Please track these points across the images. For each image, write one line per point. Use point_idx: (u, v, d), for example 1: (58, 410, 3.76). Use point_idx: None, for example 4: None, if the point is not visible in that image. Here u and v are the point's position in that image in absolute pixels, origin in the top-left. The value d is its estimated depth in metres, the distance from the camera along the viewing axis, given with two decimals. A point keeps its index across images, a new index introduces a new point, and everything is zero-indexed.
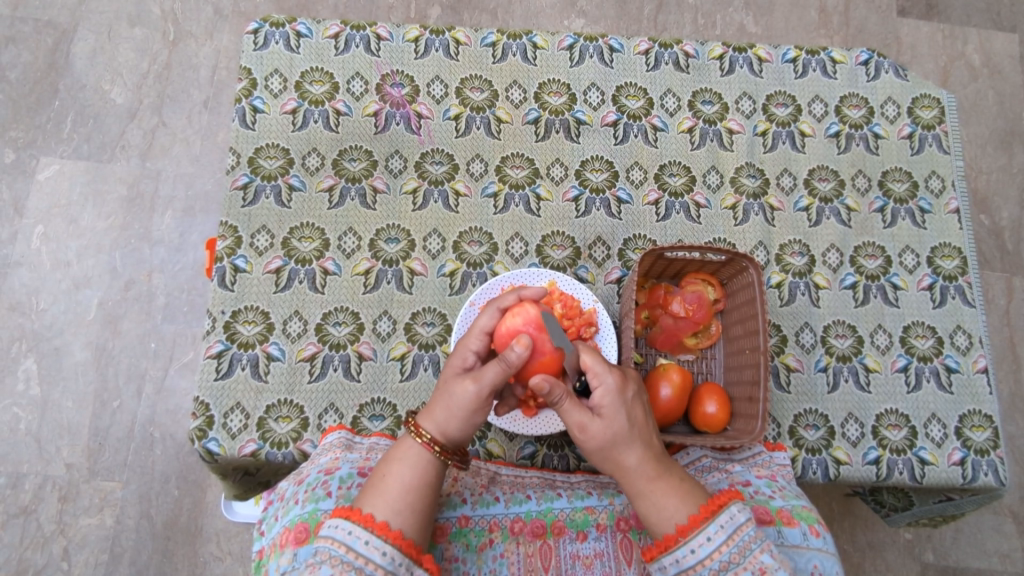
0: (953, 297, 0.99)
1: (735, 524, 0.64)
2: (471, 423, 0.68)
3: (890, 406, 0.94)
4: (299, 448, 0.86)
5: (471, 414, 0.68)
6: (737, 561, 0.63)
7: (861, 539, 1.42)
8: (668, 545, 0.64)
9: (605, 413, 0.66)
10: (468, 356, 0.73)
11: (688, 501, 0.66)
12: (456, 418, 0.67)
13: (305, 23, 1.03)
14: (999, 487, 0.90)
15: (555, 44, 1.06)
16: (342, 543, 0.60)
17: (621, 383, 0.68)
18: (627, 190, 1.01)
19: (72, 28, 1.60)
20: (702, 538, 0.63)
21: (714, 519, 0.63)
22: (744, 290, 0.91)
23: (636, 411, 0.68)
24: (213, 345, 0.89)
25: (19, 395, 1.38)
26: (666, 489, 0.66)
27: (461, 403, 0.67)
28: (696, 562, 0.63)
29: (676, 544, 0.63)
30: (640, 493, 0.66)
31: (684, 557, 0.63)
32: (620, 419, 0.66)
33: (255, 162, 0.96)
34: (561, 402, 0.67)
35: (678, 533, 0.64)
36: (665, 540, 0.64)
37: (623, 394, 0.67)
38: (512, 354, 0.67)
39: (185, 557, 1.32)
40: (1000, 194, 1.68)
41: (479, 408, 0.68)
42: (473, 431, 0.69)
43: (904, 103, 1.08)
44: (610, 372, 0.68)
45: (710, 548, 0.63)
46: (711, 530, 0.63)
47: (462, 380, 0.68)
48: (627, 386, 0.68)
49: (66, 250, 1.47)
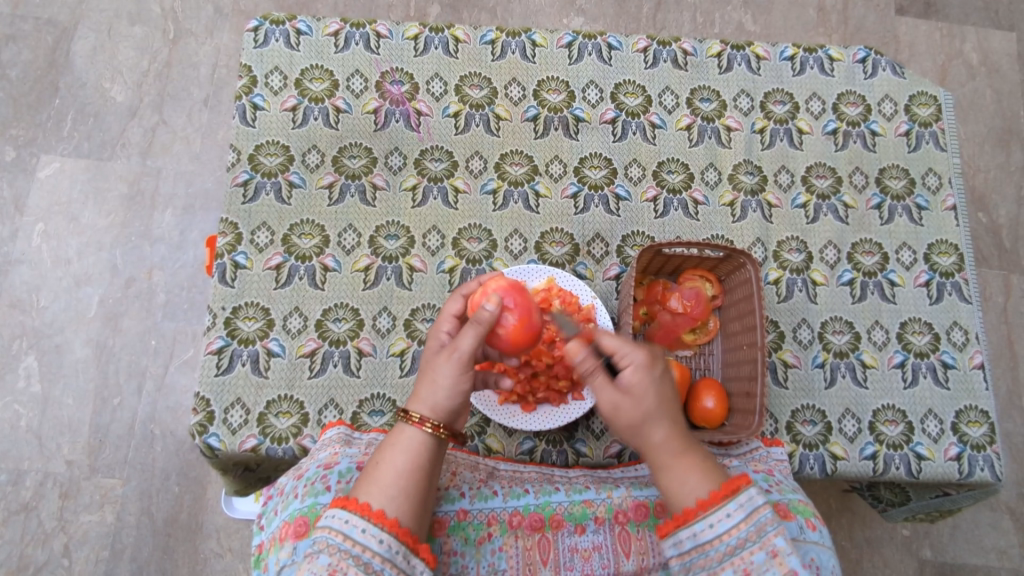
0: (950, 294, 0.99)
1: (755, 504, 0.64)
2: (459, 391, 0.69)
3: (887, 402, 0.94)
4: (298, 443, 0.87)
5: (456, 381, 0.69)
6: (755, 541, 0.63)
7: (859, 536, 1.43)
8: (684, 520, 0.65)
9: (635, 391, 0.68)
10: (443, 338, 0.74)
11: (706, 479, 0.67)
12: (442, 388, 0.69)
13: (305, 20, 1.03)
14: (995, 483, 0.91)
15: (554, 42, 1.07)
16: (340, 532, 0.61)
17: (648, 360, 0.69)
18: (626, 186, 1.02)
19: (73, 26, 1.61)
20: (721, 514, 0.64)
21: (734, 497, 0.64)
22: (743, 285, 0.91)
23: (664, 387, 0.70)
24: (214, 341, 0.89)
25: (20, 392, 1.38)
26: (690, 465, 0.67)
27: (444, 375, 0.69)
28: (713, 537, 0.64)
29: (693, 518, 0.64)
30: (662, 470, 0.68)
31: (702, 531, 0.64)
32: (649, 396, 0.68)
33: (256, 159, 0.97)
34: (592, 381, 0.70)
35: (699, 507, 0.65)
36: (682, 514, 0.65)
37: (652, 370, 0.69)
38: (483, 314, 0.69)
39: (186, 554, 1.32)
40: (998, 192, 1.69)
41: (463, 372, 0.69)
42: (466, 396, 0.71)
43: (901, 101, 1.08)
44: (637, 349, 0.70)
45: (729, 524, 0.64)
46: (730, 507, 0.64)
47: (442, 355, 0.70)
48: (656, 362, 0.70)
49: (66, 248, 1.47)
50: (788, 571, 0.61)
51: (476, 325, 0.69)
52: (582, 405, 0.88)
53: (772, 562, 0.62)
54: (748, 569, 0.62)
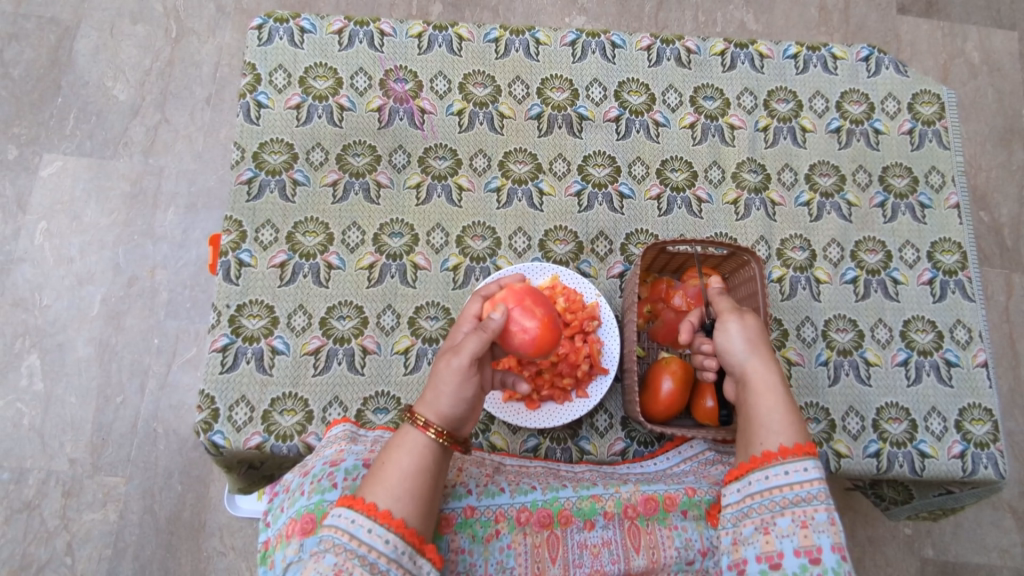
0: (953, 292, 1.00)
1: None
2: (462, 398, 0.69)
3: (890, 400, 0.94)
4: (303, 440, 0.87)
5: (458, 388, 0.69)
6: (821, 501, 0.67)
7: (861, 534, 1.43)
8: (762, 461, 0.70)
9: (748, 337, 0.77)
10: (458, 336, 0.76)
11: (798, 433, 0.71)
12: (444, 395, 0.68)
13: (308, 18, 1.03)
14: (999, 480, 0.91)
15: (558, 40, 1.07)
16: (346, 531, 0.61)
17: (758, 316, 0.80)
18: (629, 184, 1.02)
19: (75, 25, 1.61)
20: (798, 465, 0.68)
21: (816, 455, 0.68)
22: (747, 283, 0.91)
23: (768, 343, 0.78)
24: (218, 339, 0.89)
25: (22, 390, 1.39)
26: (786, 415, 0.72)
27: (446, 378, 0.69)
28: (783, 484, 0.68)
29: (771, 461, 0.69)
30: (758, 406, 0.73)
31: (774, 475, 0.68)
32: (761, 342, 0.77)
33: (260, 157, 0.97)
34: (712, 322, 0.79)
35: (780, 452, 0.69)
36: (762, 456, 0.70)
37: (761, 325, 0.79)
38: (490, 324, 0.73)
39: (189, 552, 1.32)
40: (1000, 191, 1.69)
41: (465, 379, 0.69)
42: (469, 404, 0.70)
43: (904, 99, 1.08)
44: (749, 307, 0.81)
45: (804, 478, 0.67)
46: (809, 463, 0.68)
47: (445, 358, 0.70)
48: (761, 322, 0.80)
49: (69, 246, 1.47)
50: (841, 537, 0.65)
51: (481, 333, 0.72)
52: (586, 403, 0.88)
53: (830, 526, 0.65)
54: (806, 522, 0.66)
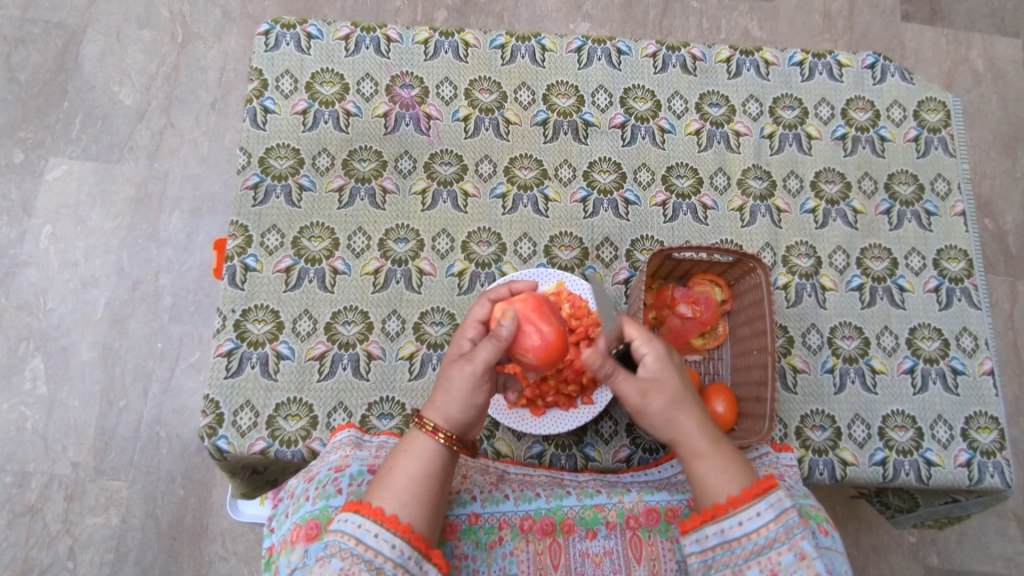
0: (959, 299, 0.99)
1: (786, 504, 0.64)
2: (473, 404, 0.68)
3: (896, 408, 0.94)
4: (307, 446, 0.87)
5: (470, 394, 0.68)
6: (782, 541, 0.63)
7: (865, 542, 1.42)
8: (714, 514, 0.65)
9: (662, 378, 0.70)
10: (464, 344, 0.75)
11: (741, 475, 0.66)
12: (455, 401, 0.68)
13: (315, 24, 1.03)
14: (1005, 489, 0.90)
15: (563, 46, 1.07)
16: (353, 536, 0.61)
17: (670, 350, 0.72)
18: (635, 191, 1.02)
19: (82, 30, 1.62)
20: (751, 512, 0.64)
21: (767, 496, 0.64)
22: (753, 290, 0.91)
23: (686, 379, 0.71)
24: (223, 344, 0.89)
25: (26, 393, 1.39)
26: (725, 456, 0.67)
27: (457, 385, 0.68)
28: (740, 534, 0.64)
29: (723, 513, 0.64)
30: (691, 460, 0.67)
31: (729, 527, 0.64)
32: (679, 380, 0.70)
33: (266, 162, 0.97)
34: (615, 373, 0.69)
35: (728, 503, 0.64)
36: (713, 508, 0.65)
37: (674, 360, 0.71)
38: (501, 330, 0.69)
39: (191, 556, 1.32)
40: (1004, 198, 1.69)
41: (476, 386, 0.68)
42: (481, 409, 0.70)
43: (910, 106, 1.08)
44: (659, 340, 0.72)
45: (758, 523, 0.63)
46: (762, 506, 0.64)
47: (456, 364, 0.69)
48: (676, 355, 0.73)
49: (74, 250, 1.48)
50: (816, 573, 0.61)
51: (493, 340, 0.70)
52: (591, 410, 0.88)
53: (799, 564, 0.62)
54: (773, 569, 0.62)
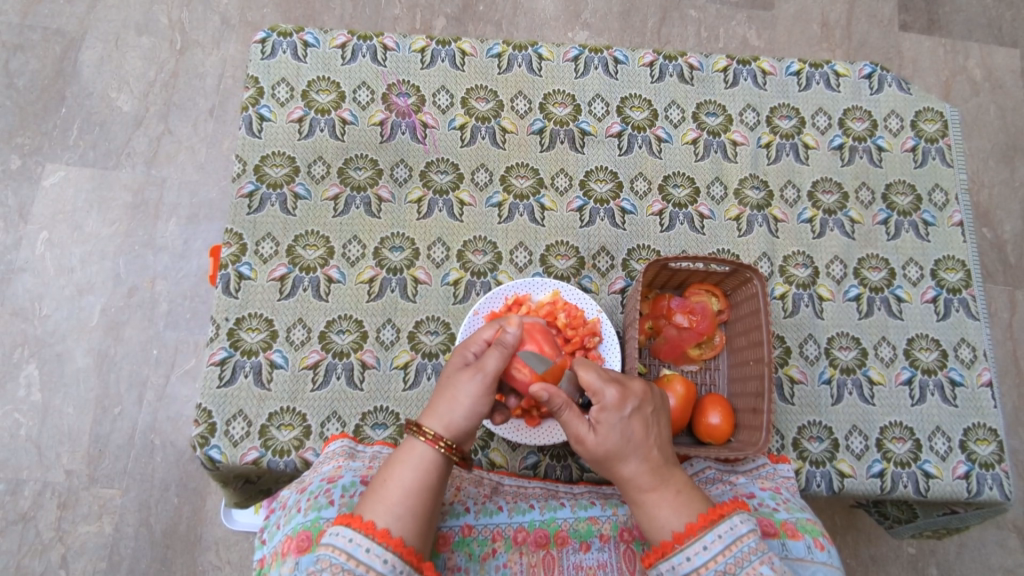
0: (957, 310, 0.99)
1: (735, 534, 0.63)
2: (476, 412, 0.68)
3: (894, 419, 0.93)
4: (301, 456, 0.86)
5: (476, 402, 0.68)
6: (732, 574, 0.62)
7: (864, 553, 1.41)
8: (661, 552, 0.64)
9: (601, 428, 0.66)
10: (467, 355, 0.72)
11: (682, 517, 0.65)
12: (460, 406, 0.68)
13: (312, 32, 1.03)
14: (1004, 502, 0.89)
15: (560, 55, 1.07)
16: (343, 551, 0.60)
17: (618, 398, 0.67)
18: (631, 200, 1.02)
19: (81, 37, 1.62)
20: (698, 546, 0.62)
21: (712, 528, 0.63)
22: (749, 300, 0.91)
23: (635, 426, 0.67)
24: (216, 352, 0.89)
25: (20, 401, 1.38)
26: (662, 501, 0.65)
27: (466, 391, 0.68)
28: (691, 569, 0.62)
29: (671, 551, 0.63)
30: (632, 502, 0.67)
31: (679, 563, 0.63)
32: (618, 432, 0.66)
33: (261, 170, 0.97)
34: (558, 414, 0.67)
35: (674, 540, 0.63)
36: (659, 546, 0.64)
37: (620, 409, 0.66)
38: (506, 337, 0.70)
39: (184, 565, 1.31)
40: (1002, 207, 1.69)
41: (484, 394, 0.68)
42: (481, 421, 0.69)
43: (907, 117, 1.08)
44: (608, 387, 0.67)
45: (707, 557, 0.62)
46: (708, 539, 0.63)
47: (465, 371, 0.69)
48: (627, 401, 0.67)
49: (70, 256, 1.47)
50: None
51: (500, 347, 0.70)
52: None
53: None
54: None
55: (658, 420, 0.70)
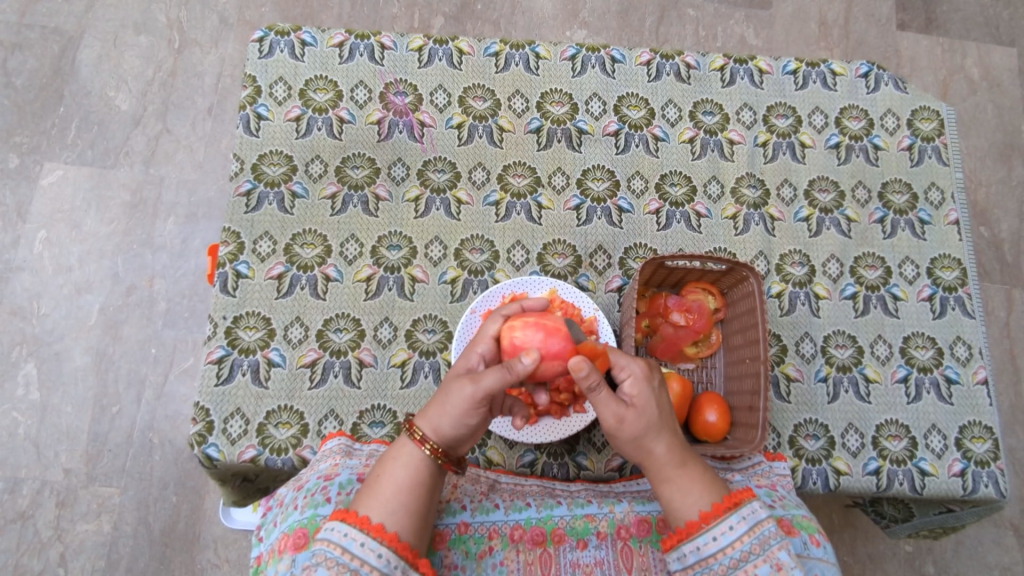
0: (953, 308, 0.99)
1: (757, 517, 0.64)
2: (466, 424, 0.67)
3: (890, 417, 0.94)
4: (298, 454, 0.86)
5: (465, 414, 0.67)
6: (758, 554, 0.63)
7: (861, 551, 1.41)
8: (688, 531, 0.64)
9: (636, 404, 0.67)
10: (473, 360, 0.73)
11: (710, 491, 0.66)
12: (448, 416, 0.67)
13: (310, 31, 1.03)
14: (999, 500, 0.89)
15: (557, 55, 1.08)
16: (338, 545, 0.60)
17: (648, 373, 0.68)
18: (628, 199, 1.02)
19: (79, 36, 1.62)
20: (723, 526, 0.63)
21: (737, 509, 0.64)
22: (745, 299, 0.91)
23: (662, 402, 0.69)
24: (214, 350, 0.89)
25: (18, 399, 1.38)
26: (693, 477, 0.66)
27: (454, 403, 0.67)
28: (715, 550, 0.63)
29: (697, 530, 0.64)
30: (659, 484, 0.67)
31: (704, 544, 0.63)
32: (652, 407, 0.67)
33: (258, 169, 0.97)
34: (595, 394, 0.66)
35: (701, 519, 0.64)
36: (685, 527, 0.65)
37: (651, 383, 0.68)
38: (516, 364, 0.66)
39: (182, 564, 1.31)
40: (1000, 207, 1.69)
41: (473, 407, 0.67)
42: (472, 430, 0.68)
43: (903, 115, 1.09)
44: (636, 361, 0.69)
45: (732, 537, 0.63)
46: (733, 519, 0.63)
47: (460, 381, 0.67)
48: (654, 376, 0.69)
49: (68, 255, 1.47)
50: None
51: (504, 369, 0.67)
52: (584, 418, 0.87)
53: None
54: None
55: (672, 398, 0.72)
